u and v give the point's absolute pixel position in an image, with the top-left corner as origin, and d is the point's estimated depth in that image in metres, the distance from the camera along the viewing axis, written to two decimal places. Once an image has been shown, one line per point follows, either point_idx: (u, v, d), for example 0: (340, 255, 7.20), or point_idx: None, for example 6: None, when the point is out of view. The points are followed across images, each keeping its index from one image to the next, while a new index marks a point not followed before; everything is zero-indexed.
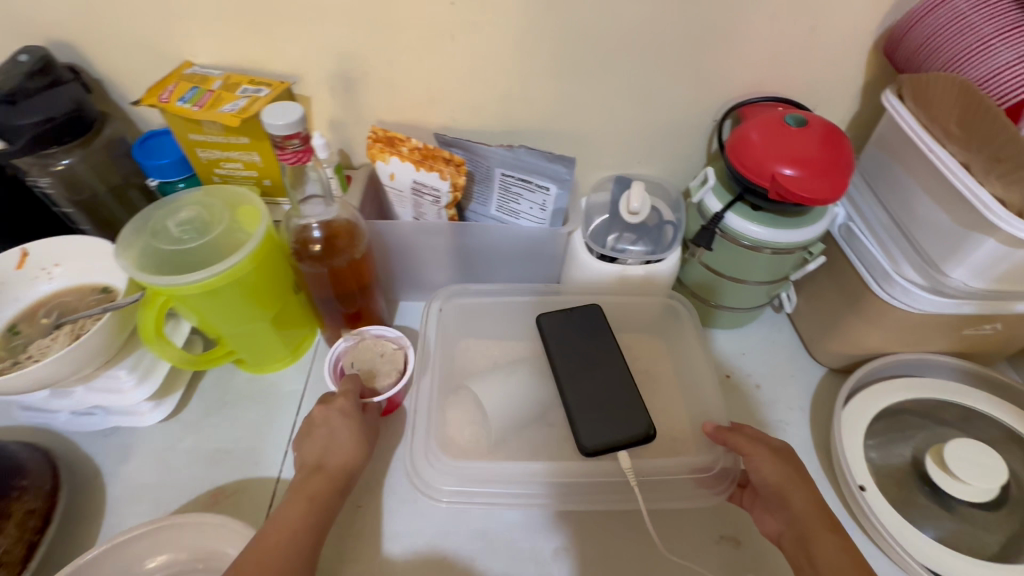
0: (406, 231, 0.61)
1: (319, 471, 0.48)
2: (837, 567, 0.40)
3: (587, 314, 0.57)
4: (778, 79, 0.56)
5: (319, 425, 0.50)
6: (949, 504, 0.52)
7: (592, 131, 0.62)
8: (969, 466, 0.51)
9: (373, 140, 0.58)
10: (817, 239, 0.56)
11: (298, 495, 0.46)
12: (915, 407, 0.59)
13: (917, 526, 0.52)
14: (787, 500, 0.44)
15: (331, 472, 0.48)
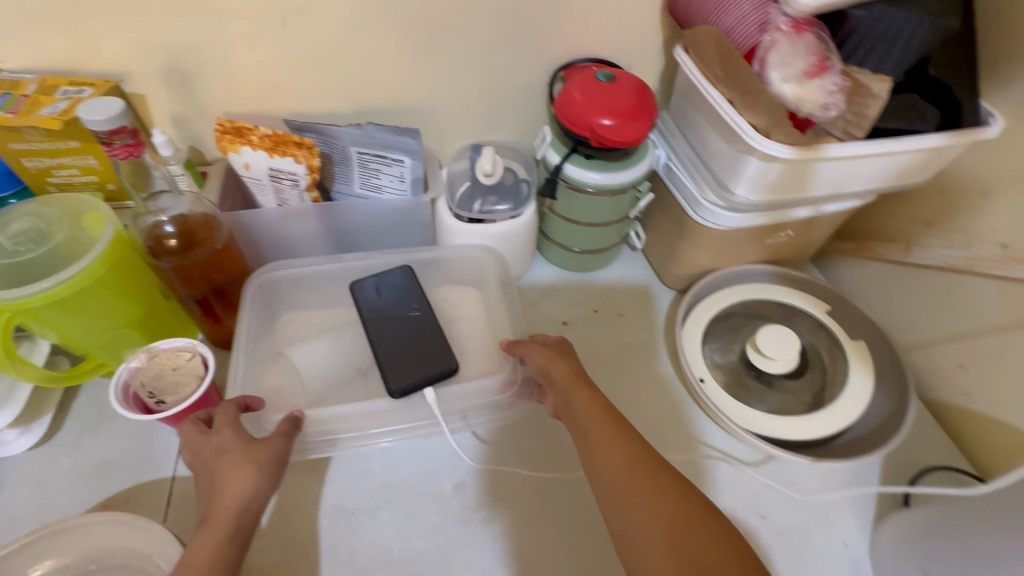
0: (273, 218, 0.62)
1: (211, 523, 0.42)
2: (590, 413, 0.47)
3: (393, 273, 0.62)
4: (592, 41, 0.64)
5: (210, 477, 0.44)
6: (769, 380, 0.65)
7: (440, 103, 0.66)
8: (777, 345, 0.63)
9: (221, 132, 0.58)
10: (643, 178, 0.65)
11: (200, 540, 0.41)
12: (741, 310, 0.71)
13: (745, 402, 0.64)
14: (552, 374, 0.51)
15: (221, 520, 0.42)
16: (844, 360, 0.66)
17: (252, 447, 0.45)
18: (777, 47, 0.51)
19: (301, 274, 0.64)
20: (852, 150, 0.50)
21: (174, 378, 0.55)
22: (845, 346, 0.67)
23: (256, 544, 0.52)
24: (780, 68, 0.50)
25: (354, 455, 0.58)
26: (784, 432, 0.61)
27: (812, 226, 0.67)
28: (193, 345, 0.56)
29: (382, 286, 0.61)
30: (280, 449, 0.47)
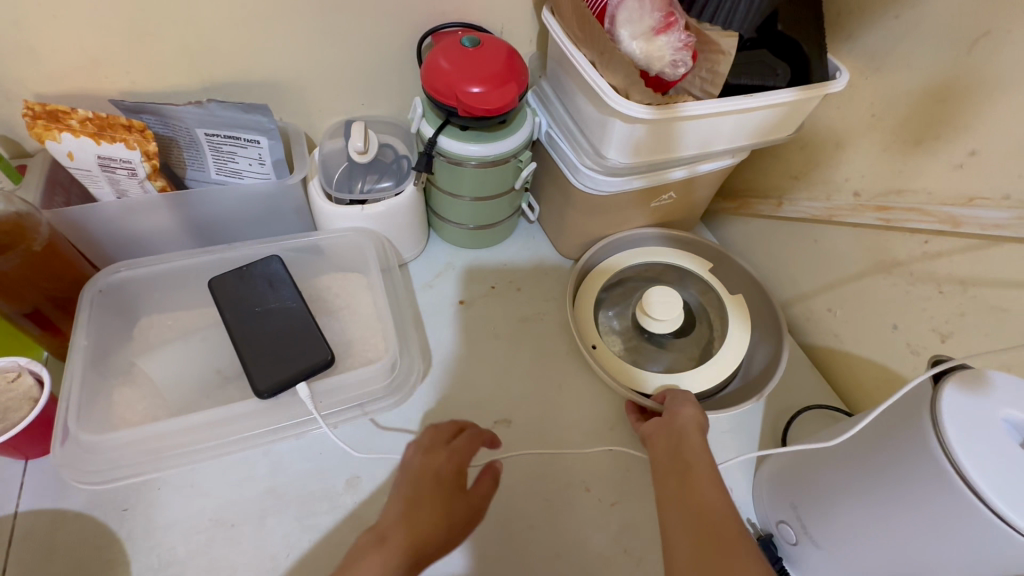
0: (114, 212, 0.56)
1: (388, 544, 0.41)
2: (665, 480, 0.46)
3: (272, 266, 0.57)
4: (457, 4, 0.60)
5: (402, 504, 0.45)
6: (660, 341, 0.66)
7: (300, 77, 0.61)
8: (664, 306, 0.64)
9: (30, 117, 0.50)
10: (523, 147, 0.63)
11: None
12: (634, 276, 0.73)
13: (640, 364, 0.65)
14: (679, 412, 0.52)
15: (394, 549, 0.41)
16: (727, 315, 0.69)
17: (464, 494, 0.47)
18: (626, 4, 0.49)
19: (156, 272, 0.58)
20: (708, 108, 0.50)
21: (4, 399, 0.49)
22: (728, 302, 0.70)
23: (119, 573, 0.48)
24: (629, 25, 0.49)
25: (232, 463, 0.54)
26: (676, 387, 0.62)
27: (693, 187, 0.69)
28: (25, 361, 0.50)
29: (272, 283, 0.56)
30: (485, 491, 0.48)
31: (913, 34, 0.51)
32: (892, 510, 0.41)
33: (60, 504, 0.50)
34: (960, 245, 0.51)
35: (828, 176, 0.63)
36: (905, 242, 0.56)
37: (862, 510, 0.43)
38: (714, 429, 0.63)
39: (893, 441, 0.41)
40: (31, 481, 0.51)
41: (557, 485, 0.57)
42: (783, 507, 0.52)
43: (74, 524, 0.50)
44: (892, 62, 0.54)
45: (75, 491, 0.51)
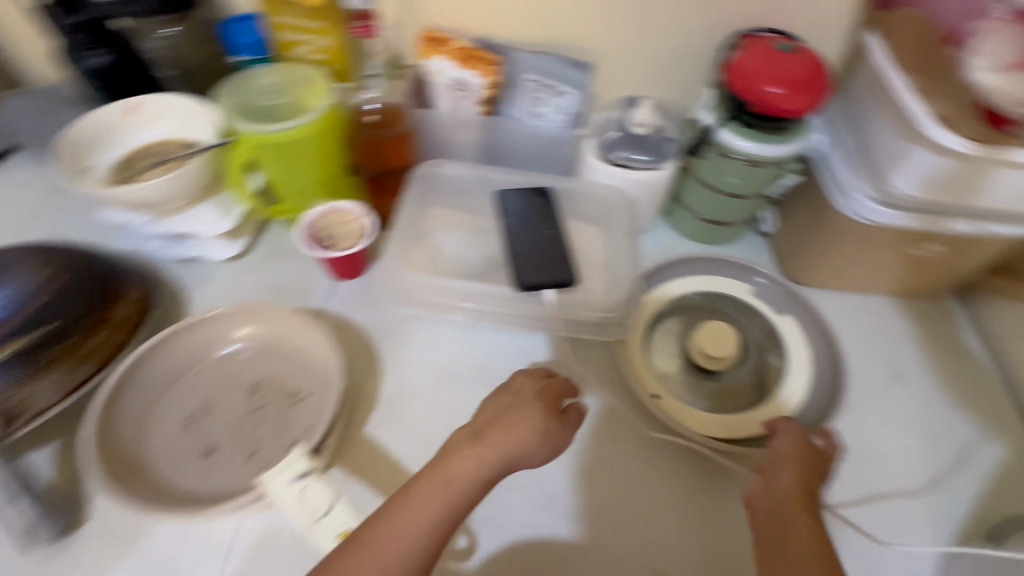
0: (445, 121, 0.72)
1: (483, 441, 0.48)
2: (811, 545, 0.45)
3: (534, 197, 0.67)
4: (779, 14, 0.64)
5: (504, 414, 0.50)
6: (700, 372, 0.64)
7: (613, 51, 0.70)
8: (714, 338, 0.63)
9: (423, 40, 0.68)
10: (792, 157, 0.66)
11: (434, 479, 0.46)
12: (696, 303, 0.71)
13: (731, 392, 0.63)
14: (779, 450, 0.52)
15: (487, 449, 0.48)
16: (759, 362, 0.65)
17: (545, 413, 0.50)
18: (992, 37, 0.49)
19: (454, 174, 0.72)
20: None
21: (346, 231, 0.67)
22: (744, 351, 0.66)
23: (374, 378, 0.63)
24: (986, 57, 0.49)
25: (464, 338, 0.67)
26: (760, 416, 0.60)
27: (970, 249, 0.63)
28: (363, 210, 0.67)
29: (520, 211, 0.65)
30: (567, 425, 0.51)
31: None
32: None
33: (348, 317, 0.68)
34: None
35: None
36: None
37: None
38: (909, 498, 0.58)
39: None
40: (335, 295, 0.69)
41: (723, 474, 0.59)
42: None
43: (353, 334, 0.66)
44: None
45: (359, 313, 0.68)
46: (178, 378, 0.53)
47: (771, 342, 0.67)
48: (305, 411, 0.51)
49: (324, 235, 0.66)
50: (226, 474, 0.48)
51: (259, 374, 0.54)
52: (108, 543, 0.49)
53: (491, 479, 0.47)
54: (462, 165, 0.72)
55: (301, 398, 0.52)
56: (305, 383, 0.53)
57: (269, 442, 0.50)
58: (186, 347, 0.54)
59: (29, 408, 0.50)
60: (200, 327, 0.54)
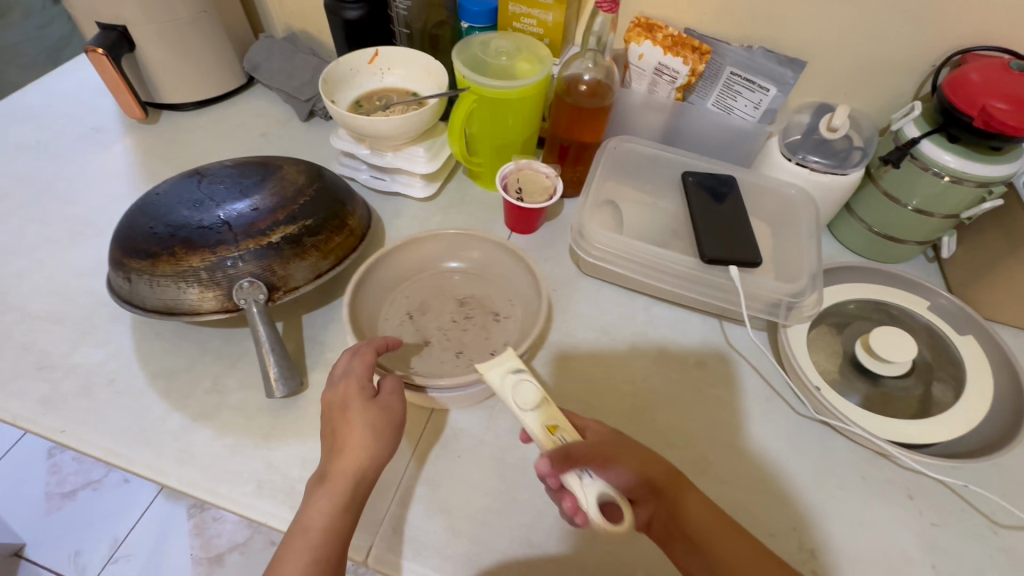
0: (636, 102, 0.77)
1: (328, 482, 0.46)
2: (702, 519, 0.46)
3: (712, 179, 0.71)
4: (1012, 33, 0.63)
5: (326, 444, 0.48)
6: (870, 377, 0.64)
7: (816, 56, 0.72)
8: (890, 344, 0.62)
9: (636, 25, 0.73)
10: (1000, 181, 0.64)
11: (313, 510, 0.45)
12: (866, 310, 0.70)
13: (901, 401, 0.62)
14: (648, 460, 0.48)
15: (341, 481, 0.46)
16: (938, 383, 0.63)
17: (368, 409, 0.48)
18: None
19: (637, 150, 0.77)
20: None
21: (536, 186, 0.73)
22: (927, 372, 0.64)
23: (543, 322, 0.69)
24: None
25: (624, 301, 0.72)
26: (933, 431, 0.59)
27: None
28: (553, 172, 0.74)
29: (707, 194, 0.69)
30: (393, 411, 0.49)
31: None
32: None
33: None
34: None
35: None
36: None
37: None
38: None
39: None
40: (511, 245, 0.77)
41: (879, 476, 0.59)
42: None
43: None
44: None
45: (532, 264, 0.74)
46: (405, 278, 0.67)
47: (943, 362, 0.65)
48: (501, 327, 0.63)
49: (517, 186, 0.73)
50: (441, 360, 0.60)
51: (468, 292, 0.66)
52: None
53: (356, 501, 0.46)
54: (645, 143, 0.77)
55: (499, 318, 0.64)
56: (504, 306, 0.65)
57: (472, 345, 0.61)
58: (417, 256, 0.67)
59: (287, 283, 0.59)
60: (431, 241, 0.67)
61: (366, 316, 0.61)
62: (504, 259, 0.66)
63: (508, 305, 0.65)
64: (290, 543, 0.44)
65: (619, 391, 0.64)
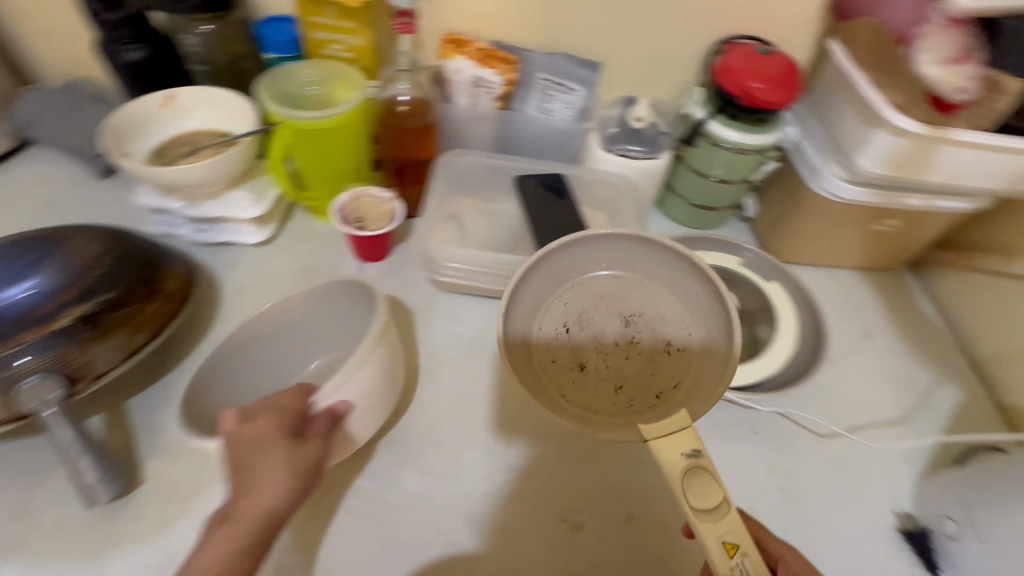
0: (462, 116, 0.79)
1: (229, 520, 0.43)
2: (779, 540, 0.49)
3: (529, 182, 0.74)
4: (756, 23, 0.74)
5: (236, 474, 0.45)
6: None
7: (612, 55, 0.79)
8: None
9: (445, 42, 0.75)
10: (772, 147, 0.75)
11: (206, 553, 0.41)
12: None
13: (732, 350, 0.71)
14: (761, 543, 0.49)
15: (244, 523, 0.43)
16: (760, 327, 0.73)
17: (289, 447, 0.46)
18: (930, 37, 0.59)
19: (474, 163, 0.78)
20: (978, 138, 0.57)
21: (377, 213, 0.72)
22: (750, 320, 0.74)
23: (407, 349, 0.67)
24: (927, 53, 0.59)
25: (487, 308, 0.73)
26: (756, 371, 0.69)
27: (921, 222, 0.74)
28: (393, 196, 0.72)
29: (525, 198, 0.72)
30: (313, 457, 0.46)
31: None
32: None
33: None
34: None
35: None
36: None
37: None
38: (885, 432, 0.67)
39: None
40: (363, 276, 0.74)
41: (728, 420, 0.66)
42: (950, 505, 0.56)
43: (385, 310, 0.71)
44: None
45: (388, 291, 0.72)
46: (568, 280, 0.58)
47: (761, 308, 0.75)
48: (671, 365, 0.55)
49: (356, 216, 0.71)
50: (571, 378, 0.55)
51: (629, 306, 0.58)
52: (169, 502, 0.52)
53: (257, 547, 0.43)
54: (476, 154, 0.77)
55: (672, 349, 0.55)
56: (678, 333, 0.56)
57: (594, 376, 0.55)
58: (604, 262, 0.59)
59: (91, 370, 0.52)
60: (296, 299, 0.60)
61: (528, 305, 0.57)
62: (684, 275, 0.56)
63: (683, 335, 0.56)
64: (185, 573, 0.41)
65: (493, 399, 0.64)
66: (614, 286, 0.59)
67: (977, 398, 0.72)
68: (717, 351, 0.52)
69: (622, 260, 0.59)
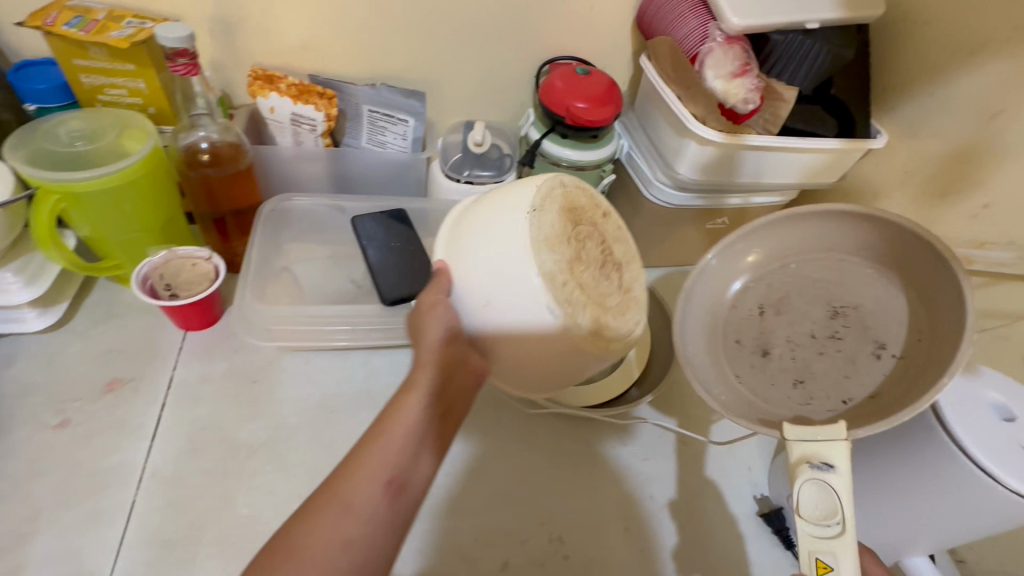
0: (288, 156, 0.73)
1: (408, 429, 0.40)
2: None
3: (370, 221, 0.68)
4: (575, 42, 0.77)
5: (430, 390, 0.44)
6: None
7: (443, 81, 0.78)
8: None
9: (254, 78, 0.68)
10: (607, 160, 0.77)
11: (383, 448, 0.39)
12: None
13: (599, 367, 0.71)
14: None
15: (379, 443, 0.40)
16: None
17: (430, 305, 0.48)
18: (713, 53, 0.63)
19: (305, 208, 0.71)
20: (767, 141, 0.63)
21: (190, 276, 0.63)
22: None
23: (245, 424, 0.59)
24: (714, 68, 0.63)
25: (340, 360, 0.67)
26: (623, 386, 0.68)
27: (745, 217, 0.80)
28: (208, 252, 0.63)
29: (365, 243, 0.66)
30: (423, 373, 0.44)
31: (943, 109, 0.63)
32: (897, 469, 0.49)
33: (206, 367, 0.63)
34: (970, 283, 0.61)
35: None
36: None
37: (867, 473, 0.52)
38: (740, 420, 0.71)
39: None
40: (188, 348, 0.65)
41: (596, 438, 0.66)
42: None
43: (217, 384, 0.62)
44: (925, 131, 0.65)
45: (220, 360, 0.64)
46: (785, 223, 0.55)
47: None
48: (891, 374, 0.48)
49: (166, 282, 0.62)
50: (769, 376, 0.53)
51: (841, 297, 0.53)
52: None
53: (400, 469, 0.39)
54: (307, 197, 0.70)
55: (890, 356, 0.49)
56: (895, 342, 0.50)
57: (820, 373, 0.52)
58: (798, 238, 0.56)
59: None
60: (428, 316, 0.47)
61: (701, 328, 0.57)
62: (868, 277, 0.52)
63: (910, 340, 0.48)
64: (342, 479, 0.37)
65: None
66: (831, 270, 0.54)
67: None
68: (941, 354, 0.44)
69: (799, 251, 0.56)
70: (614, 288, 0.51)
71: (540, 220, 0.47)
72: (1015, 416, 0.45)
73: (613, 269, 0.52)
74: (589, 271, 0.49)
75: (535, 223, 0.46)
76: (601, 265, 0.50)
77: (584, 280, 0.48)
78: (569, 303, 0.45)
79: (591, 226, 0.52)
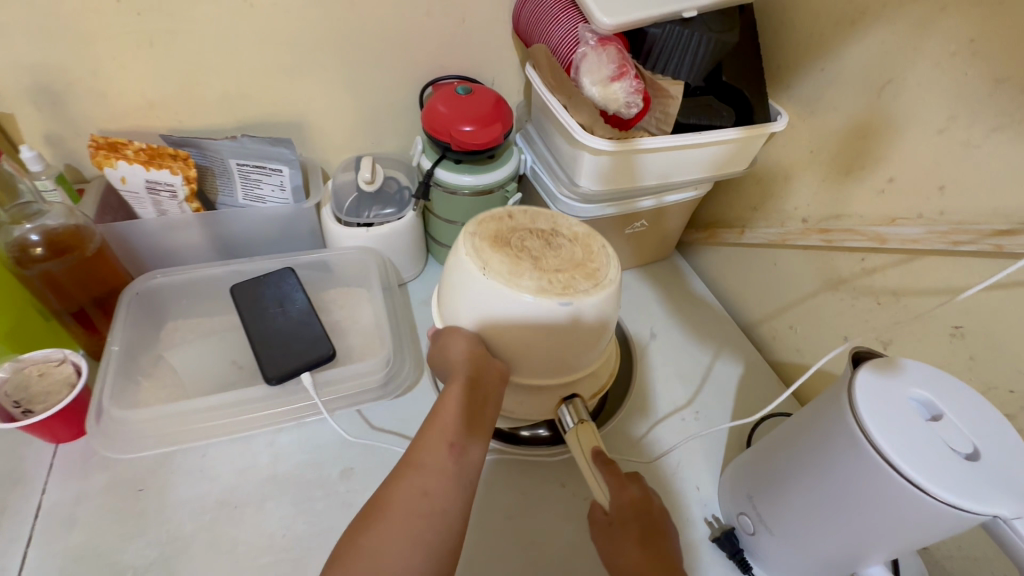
0: (152, 228, 0.65)
1: (428, 467, 0.42)
2: None
3: (288, 280, 0.66)
4: (453, 59, 0.71)
5: (436, 420, 0.45)
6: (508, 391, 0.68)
7: (319, 119, 0.71)
8: None
9: (94, 147, 0.60)
10: (509, 179, 0.72)
11: (404, 476, 0.42)
12: None
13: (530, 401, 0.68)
14: None
15: (417, 476, 0.42)
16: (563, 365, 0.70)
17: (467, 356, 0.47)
18: (587, 58, 0.59)
19: (183, 280, 0.67)
20: (660, 142, 0.59)
21: (47, 386, 0.55)
22: None
23: (131, 543, 0.52)
24: (589, 74, 0.59)
25: (239, 447, 0.59)
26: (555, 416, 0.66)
27: (663, 216, 0.76)
28: (64, 352, 0.56)
29: (279, 308, 0.64)
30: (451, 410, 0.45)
31: (836, 84, 0.60)
32: (837, 485, 0.45)
33: (82, 483, 0.56)
34: (888, 261, 0.58)
35: (779, 207, 0.71)
36: (846, 260, 0.63)
37: (803, 487, 0.48)
38: (684, 428, 0.68)
39: (828, 416, 0.46)
40: (59, 462, 0.57)
41: (534, 481, 0.61)
42: (740, 500, 0.56)
43: (97, 500, 0.55)
44: (822, 107, 0.62)
45: (98, 473, 0.56)
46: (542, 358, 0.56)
47: None
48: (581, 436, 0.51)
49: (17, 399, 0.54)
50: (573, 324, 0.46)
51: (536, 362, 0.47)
52: None
53: (435, 512, 0.40)
54: (178, 270, 0.66)
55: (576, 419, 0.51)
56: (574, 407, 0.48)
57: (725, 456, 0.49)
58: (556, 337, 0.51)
59: None
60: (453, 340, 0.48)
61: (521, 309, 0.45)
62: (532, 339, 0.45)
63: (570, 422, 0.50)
64: (374, 521, 0.39)
65: (259, 567, 0.52)
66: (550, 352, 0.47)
67: (756, 365, 0.75)
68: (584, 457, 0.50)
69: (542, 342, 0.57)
70: (569, 250, 0.48)
71: (496, 268, 0.46)
72: (940, 414, 0.42)
73: (557, 237, 0.49)
74: (550, 255, 0.47)
75: (493, 272, 0.45)
76: (546, 245, 0.48)
77: (537, 260, 0.46)
78: (544, 281, 0.45)
79: (521, 228, 0.49)
